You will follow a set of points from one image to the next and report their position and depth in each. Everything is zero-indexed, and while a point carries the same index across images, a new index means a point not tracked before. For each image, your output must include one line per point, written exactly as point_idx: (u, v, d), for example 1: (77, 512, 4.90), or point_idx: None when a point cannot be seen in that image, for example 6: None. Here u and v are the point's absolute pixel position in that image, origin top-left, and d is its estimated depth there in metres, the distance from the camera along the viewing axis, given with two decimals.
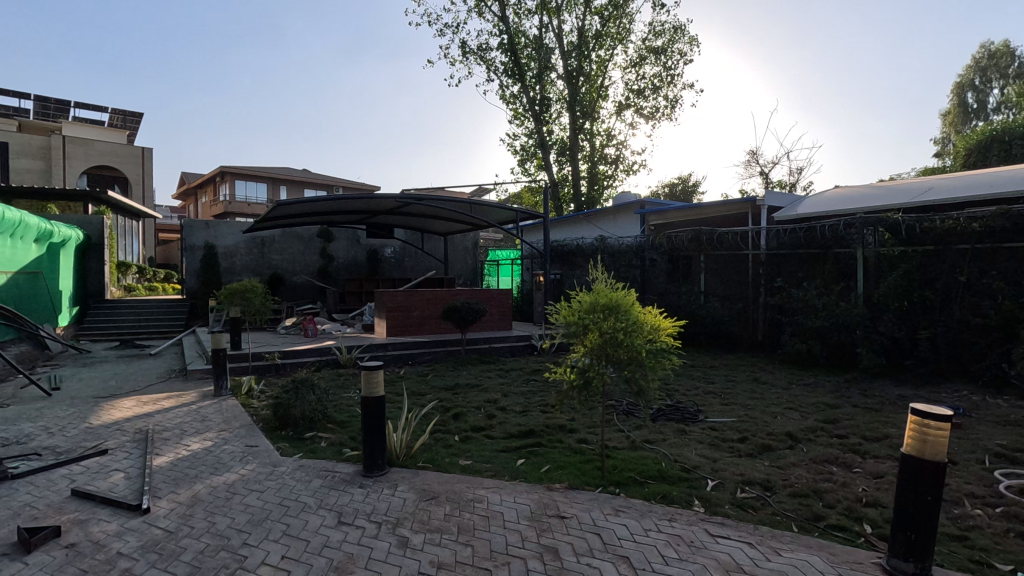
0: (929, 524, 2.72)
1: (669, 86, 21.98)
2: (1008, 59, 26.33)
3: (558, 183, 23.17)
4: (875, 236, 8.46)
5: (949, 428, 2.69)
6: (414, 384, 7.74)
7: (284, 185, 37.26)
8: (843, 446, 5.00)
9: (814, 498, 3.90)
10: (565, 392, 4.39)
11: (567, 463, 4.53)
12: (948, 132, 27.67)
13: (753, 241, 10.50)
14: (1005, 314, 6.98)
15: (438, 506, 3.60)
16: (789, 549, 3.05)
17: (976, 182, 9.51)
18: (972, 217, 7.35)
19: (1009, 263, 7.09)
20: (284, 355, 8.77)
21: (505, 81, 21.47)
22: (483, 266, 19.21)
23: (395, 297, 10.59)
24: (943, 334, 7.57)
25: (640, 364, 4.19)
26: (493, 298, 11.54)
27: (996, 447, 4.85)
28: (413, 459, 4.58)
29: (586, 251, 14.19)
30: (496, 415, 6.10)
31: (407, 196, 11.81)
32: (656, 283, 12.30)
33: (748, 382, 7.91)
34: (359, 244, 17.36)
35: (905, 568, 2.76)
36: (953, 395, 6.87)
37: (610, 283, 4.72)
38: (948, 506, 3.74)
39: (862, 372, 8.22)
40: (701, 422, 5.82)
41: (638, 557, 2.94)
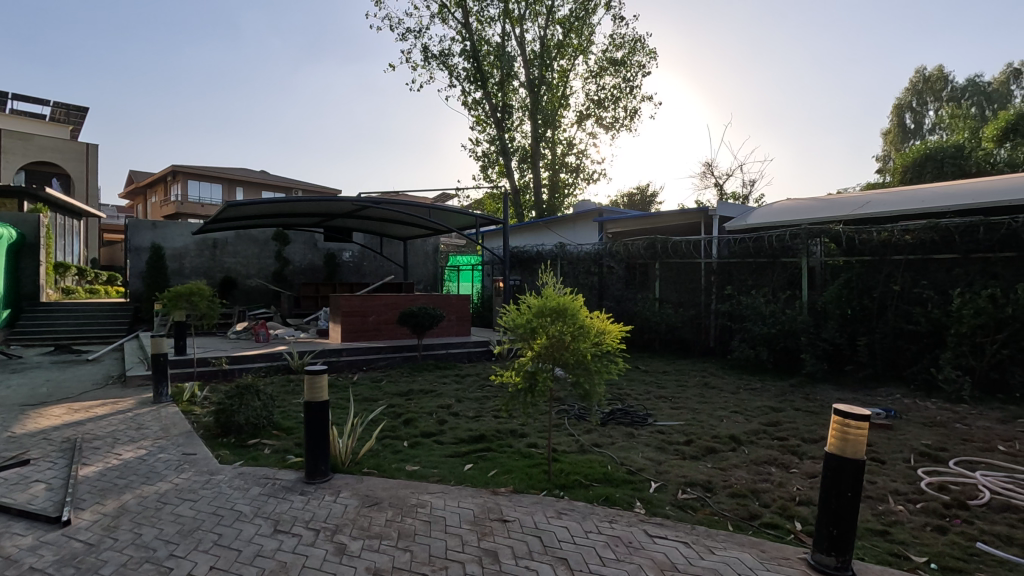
0: (850, 520, 2.85)
1: (628, 97, 22.50)
2: (942, 83, 28.06)
3: (519, 189, 23.33)
4: (821, 246, 8.80)
5: (867, 426, 2.83)
6: (367, 390, 7.60)
7: (241, 186, 36.19)
8: (783, 448, 5.19)
9: (751, 498, 4.02)
10: (512, 395, 4.40)
11: (515, 467, 4.54)
12: (888, 150, 29.21)
13: (706, 250, 10.81)
14: (934, 321, 7.41)
15: (380, 512, 3.55)
16: (722, 547, 3.14)
17: (911, 197, 10.07)
18: (906, 229, 7.78)
19: (939, 274, 7.53)
20: (231, 360, 8.50)
21: (467, 87, 21.53)
22: (444, 271, 19.10)
23: (351, 301, 10.42)
24: (879, 341, 7.95)
25: (586, 368, 4.23)
26: (450, 304, 11.46)
27: (921, 447, 5.13)
28: (358, 465, 4.51)
29: (545, 257, 14.29)
30: (448, 421, 6.06)
31: (366, 200, 11.64)
32: (613, 289, 12.50)
33: (698, 387, 8.12)
34: (316, 247, 17.01)
35: (827, 562, 2.87)
36: (888, 398, 7.23)
37: (559, 287, 4.74)
38: (874, 502, 3.92)
39: (805, 377, 8.54)
40: (649, 425, 5.94)
41: (576, 558, 2.97)
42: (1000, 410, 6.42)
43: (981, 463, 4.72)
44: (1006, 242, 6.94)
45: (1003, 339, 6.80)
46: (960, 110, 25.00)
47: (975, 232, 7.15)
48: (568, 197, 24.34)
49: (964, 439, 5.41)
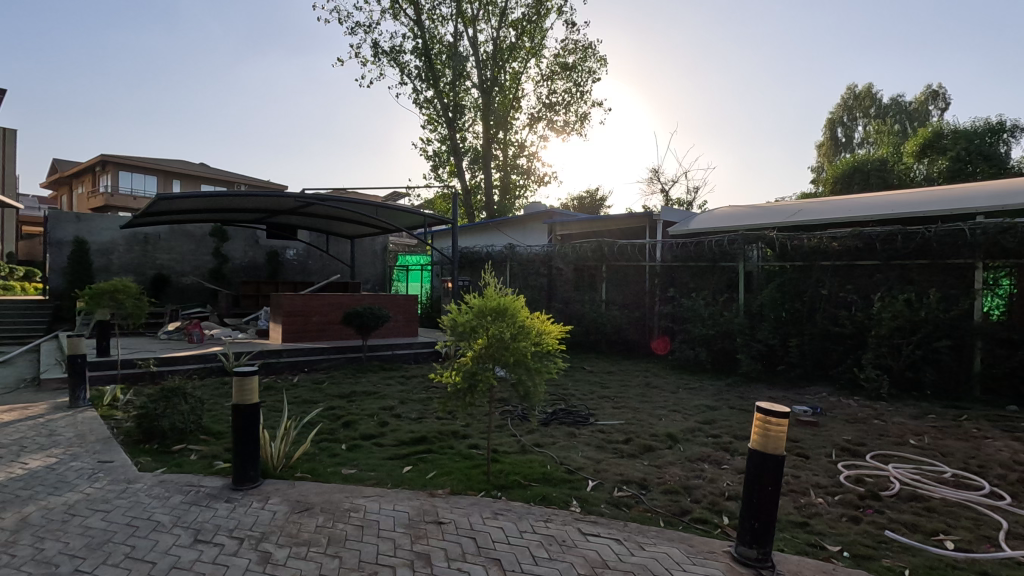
0: (769, 513, 2.97)
1: (579, 102, 22.87)
2: (870, 100, 29.91)
3: (471, 190, 23.29)
4: (757, 252, 9.17)
5: (787, 423, 2.96)
6: (308, 393, 7.36)
7: (178, 179, 34.51)
8: (716, 444, 5.38)
9: (683, 494, 4.14)
10: (451, 395, 4.37)
11: (454, 468, 4.50)
12: (822, 162, 30.87)
13: (651, 254, 11.05)
14: (857, 323, 7.86)
15: (310, 518, 3.43)
16: (652, 543, 3.22)
17: (839, 207, 10.65)
18: (834, 237, 8.22)
19: (862, 279, 8.00)
20: (160, 362, 8.05)
21: (418, 85, 21.31)
22: (392, 271, 18.78)
23: (293, 301, 10.08)
24: (808, 343, 8.36)
25: (526, 368, 4.24)
26: (398, 304, 11.26)
27: (842, 442, 5.44)
28: (291, 470, 4.36)
29: (495, 259, 14.29)
30: (390, 423, 5.95)
31: (309, 196, 11.23)
32: (561, 291, 12.63)
33: (640, 387, 8.32)
34: (258, 244, 16.36)
35: (749, 555, 2.99)
36: (815, 396, 7.63)
37: (499, 287, 4.74)
38: (797, 496, 4.11)
39: (741, 377, 8.90)
40: (591, 425, 6.02)
41: (509, 559, 2.96)
42: (913, 407, 6.89)
43: (893, 457, 5.05)
44: (921, 251, 7.44)
45: (917, 340, 7.31)
46: (886, 127, 26.76)
47: (894, 240, 7.64)
48: (519, 199, 24.49)
49: (880, 434, 5.78)
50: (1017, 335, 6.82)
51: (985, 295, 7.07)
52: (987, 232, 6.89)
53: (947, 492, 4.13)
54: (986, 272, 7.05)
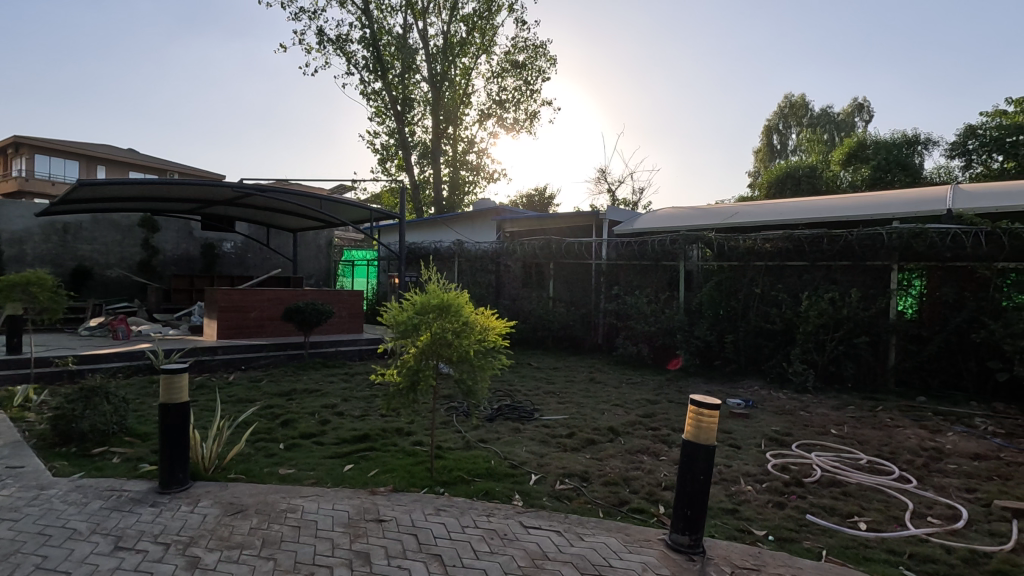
0: (701, 500, 3.10)
1: (529, 100, 23.00)
2: (803, 110, 31.61)
3: (419, 185, 22.99)
4: (697, 252, 9.52)
5: (717, 414, 3.11)
6: (245, 391, 7.08)
7: (103, 165, 32.30)
8: (655, 437, 5.57)
9: (622, 485, 4.26)
10: (393, 393, 4.32)
11: (397, 466, 4.45)
12: (759, 167, 32.39)
13: (597, 252, 11.26)
14: (786, 321, 8.31)
15: (244, 520, 3.30)
16: (591, 534, 3.29)
17: (772, 210, 11.22)
18: (767, 238, 8.65)
19: (792, 278, 8.45)
20: (80, 359, 7.53)
21: (366, 77, 20.84)
22: (337, 266, 18.30)
23: (228, 296, 9.69)
24: (742, 339, 8.77)
25: (470, 364, 4.24)
26: (342, 300, 10.96)
27: (770, 433, 5.75)
28: (224, 471, 4.18)
29: (443, 255, 14.18)
30: (331, 421, 5.81)
31: (248, 187, 10.73)
32: (509, 288, 12.70)
33: (584, 382, 8.48)
34: (192, 236, 15.54)
35: (682, 541, 3.11)
36: (747, 390, 8.03)
37: (443, 283, 4.71)
38: (728, 485, 4.32)
39: (680, 372, 9.23)
40: (535, 420, 6.09)
41: (450, 554, 2.96)
42: (835, 399, 7.36)
43: (816, 446, 5.38)
44: (844, 253, 7.94)
45: (839, 336, 7.81)
46: (817, 136, 28.38)
47: (821, 242, 8.13)
48: (469, 195, 24.39)
49: (805, 425, 6.15)
50: (927, 331, 7.41)
51: (900, 294, 7.63)
52: (902, 236, 7.44)
53: (862, 477, 4.44)
54: (901, 273, 7.62)
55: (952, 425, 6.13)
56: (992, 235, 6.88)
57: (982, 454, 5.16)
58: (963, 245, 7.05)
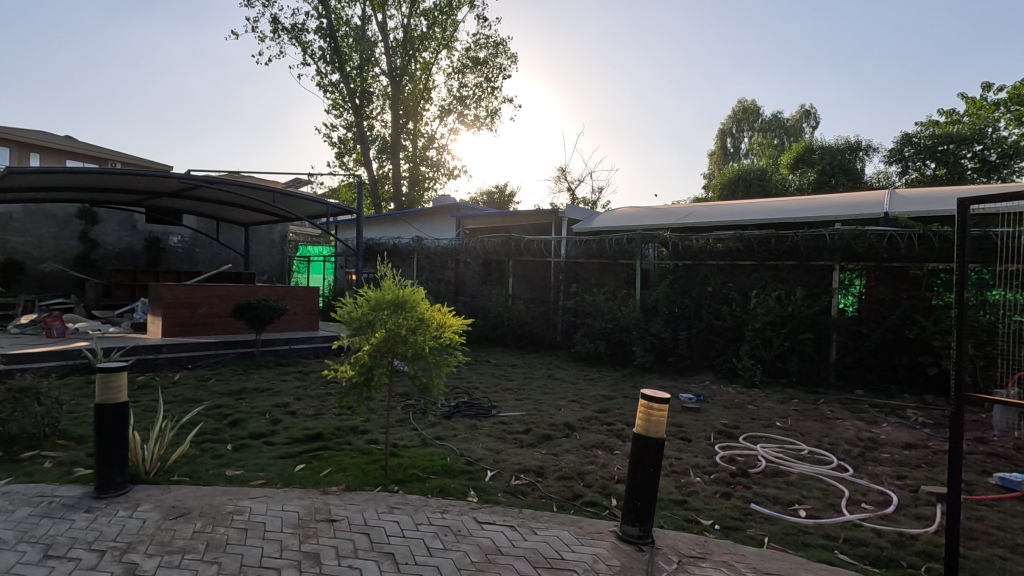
0: (650, 492, 3.18)
1: (490, 97, 22.97)
2: (755, 115, 32.71)
3: (378, 180, 22.63)
4: (653, 251, 9.73)
5: (667, 408, 3.19)
6: (192, 390, 6.81)
7: (37, 152, 30.37)
8: (610, 431, 5.67)
9: (577, 479, 4.33)
10: (346, 390, 4.25)
11: (351, 464, 4.38)
12: (713, 169, 33.32)
13: (556, 250, 11.35)
14: (736, 318, 8.62)
15: (187, 523, 3.18)
16: (544, 528, 3.33)
17: (724, 211, 11.59)
18: (718, 238, 8.94)
19: (742, 277, 8.76)
20: (10, 359, 7.09)
21: (323, 68, 20.36)
22: (292, 262, 17.82)
23: (175, 292, 9.32)
24: (695, 336, 9.03)
25: (425, 361, 4.21)
26: (296, 297, 10.68)
27: (719, 426, 5.95)
28: (167, 474, 4.02)
29: (402, 252, 14.01)
30: (283, 420, 5.67)
31: (196, 179, 10.28)
32: (469, 285, 12.67)
33: (543, 378, 8.55)
34: (135, 229, 14.82)
35: (632, 532, 3.19)
36: (700, 385, 8.28)
37: (399, 279, 4.65)
38: (678, 476, 4.45)
39: (636, 368, 9.44)
40: (493, 417, 6.11)
41: (402, 552, 2.94)
42: (781, 393, 7.68)
43: (761, 438, 5.60)
44: (790, 253, 8.30)
45: (785, 333, 8.16)
46: (767, 141, 29.50)
47: (769, 242, 8.45)
48: (429, 191, 24.15)
49: (752, 418, 6.39)
50: (865, 328, 7.82)
51: (841, 293, 8.01)
52: (843, 238, 7.83)
53: (803, 467, 4.66)
54: (842, 273, 7.99)
55: (886, 416, 6.49)
56: (923, 237, 7.32)
57: (912, 443, 5.50)
58: (898, 246, 7.47)
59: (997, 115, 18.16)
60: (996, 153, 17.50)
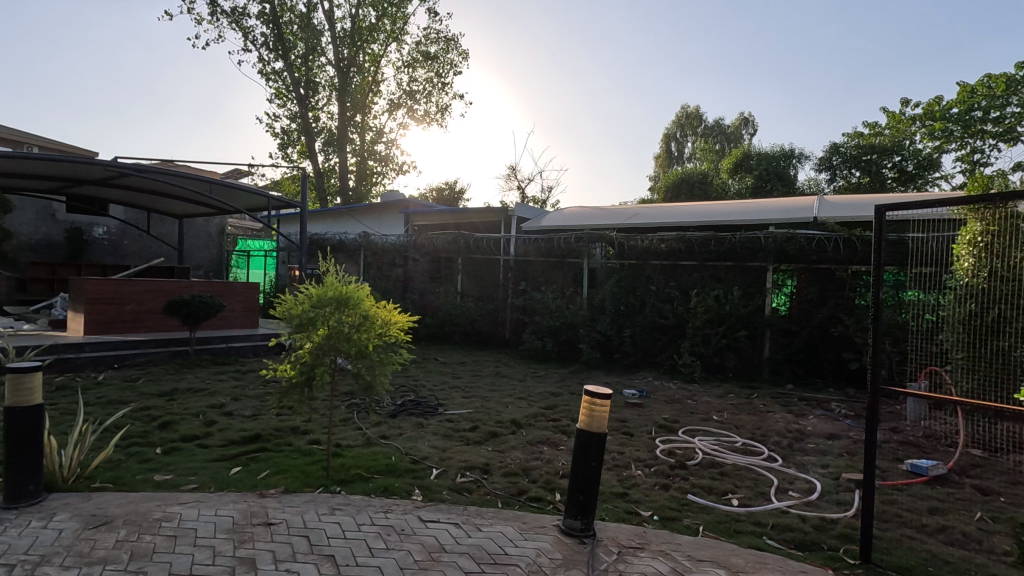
0: (592, 486, 3.25)
1: (441, 92, 22.75)
2: (698, 120, 33.89)
3: (323, 173, 21.99)
4: (601, 250, 9.91)
5: (609, 403, 3.27)
6: (118, 392, 6.41)
7: None
8: (555, 427, 5.76)
9: (522, 475, 4.37)
10: (286, 390, 4.12)
11: (291, 466, 4.25)
12: (659, 172, 34.31)
13: (505, 248, 11.38)
14: (678, 316, 8.93)
15: (109, 533, 3.00)
16: (489, 524, 3.35)
17: (668, 213, 11.97)
18: (662, 238, 9.20)
19: (684, 277, 9.08)
20: None
21: (265, 55, 19.57)
22: (230, 257, 17.06)
23: (100, 287, 8.73)
24: (639, 333, 9.29)
25: (369, 360, 4.13)
26: (235, 293, 10.24)
27: (660, 420, 6.15)
28: (88, 481, 3.77)
29: (348, 247, 13.69)
30: (218, 421, 5.43)
31: (125, 167, 9.66)
32: (417, 282, 12.52)
33: (490, 376, 8.57)
34: (55, 219, 13.77)
35: (575, 526, 3.25)
36: (643, 381, 8.53)
37: (342, 275, 4.55)
38: (620, 470, 4.57)
39: (582, 365, 9.62)
40: (440, 414, 6.08)
41: (344, 554, 2.88)
42: (718, 388, 8.02)
43: (699, 431, 5.84)
44: (728, 254, 8.65)
45: (723, 330, 8.53)
46: (710, 146, 30.66)
47: (708, 244, 8.74)
48: (377, 186, 23.68)
49: (691, 412, 6.65)
50: (795, 326, 8.30)
51: (775, 293, 8.45)
52: (776, 240, 8.20)
53: (736, 458, 4.89)
54: (775, 274, 8.42)
55: (813, 409, 6.90)
56: (848, 241, 7.82)
57: (835, 434, 5.87)
58: (825, 249, 7.93)
59: (913, 129, 19.59)
60: (912, 164, 18.88)
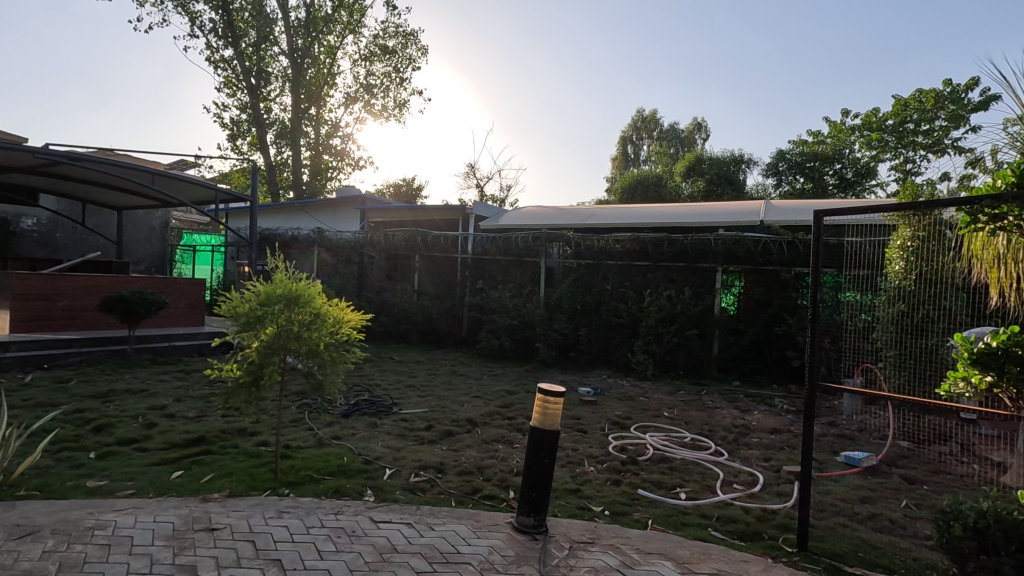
0: (545, 483, 3.28)
1: (399, 88, 22.43)
2: (654, 124, 34.68)
3: (275, 167, 21.31)
4: (558, 250, 10.02)
5: (562, 401, 3.33)
6: (48, 393, 6.03)
7: None
8: (510, 426, 5.79)
9: (476, 474, 4.37)
10: (233, 391, 3.97)
11: (236, 469, 4.11)
12: (615, 173, 34.92)
13: (462, 246, 11.34)
14: (632, 315, 9.12)
15: (34, 544, 2.82)
16: (442, 523, 3.34)
17: (623, 214, 12.20)
18: (617, 239, 9.38)
19: (638, 277, 9.29)
20: None
21: (214, 42, 18.81)
22: (175, 252, 16.31)
23: (28, 282, 8.16)
24: (595, 332, 9.43)
25: (320, 359, 4.04)
26: (179, 290, 9.80)
27: (613, 417, 6.27)
28: (12, 490, 3.53)
29: (301, 243, 13.32)
30: (158, 423, 5.19)
31: (59, 155, 9.08)
32: (373, 280, 12.31)
33: (446, 374, 8.53)
34: None
35: (527, 523, 3.28)
36: (598, 379, 8.67)
37: (293, 272, 4.42)
38: (574, 466, 4.64)
39: (539, 363, 9.69)
40: (394, 414, 6.01)
41: (291, 557, 2.81)
42: (669, 385, 8.25)
43: (650, 427, 5.99)
44: (680, 255, 8.91)
45: (674, 329, 8.77)
46: (664, 150, 31.44)
47: (661, 245, 8.98)
48: (332, 181, 23.13)
49: (643, 409, 6.81)
50: (742, 325, 8.62)
51: (723, 293, 8.76)
52: (725, 243, 8.52)
53: (685, 453, 5.04)
54: (724, 275, 8.73)
55: (758, 405, 7.19)
56: (791, 245, 8.18)
57: (777, 428, 6.14)
58: (771, 252, 8.28)
59: (853, 138, 20.63)
60: (851, 172, 19.90)
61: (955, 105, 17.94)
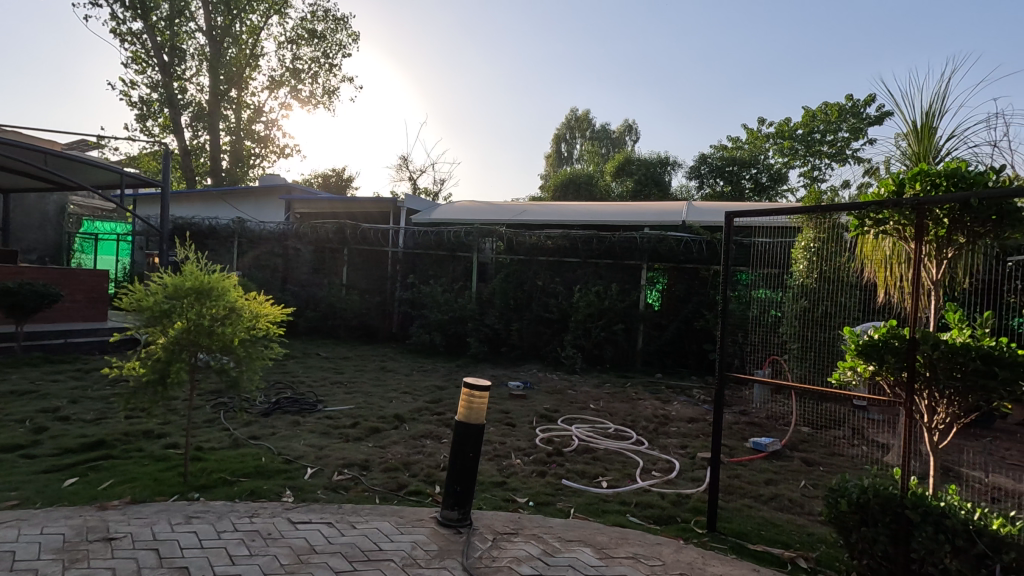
0: (469, 477, 3.30)
1: (328, 74, 21.62)
2: (586, 124, 35.46)
3: (191, 151, 19.95)
4: (490, 246, 10.05)
5: (487, 395, 3.35)
6: None
7: None
8: (439, 421, 5.76)
9: (403, 470, 4.32)
10: (136, 391, 3.70)
11: (141, 474, 3.84)
12: (549, 171, 35.42)
13: (393, 239, 11.13)
14: (562, 310, 9.31)
15: None
16: (364, 521, 3.28)
17: (555, 211, 12.41)
18: (548, 236, 9.54)
19: (569, 273, 9.49)
20: None
21: (120, 14, 17.32)
22: (73, 241, 14.92)
23: None
24: (526, 327, 9.54)
25: (235, 355, 3.83)
26: (78, 283, 8.99)
27: (541, 411, 6.38)
28: None
29: (219, 234, 12.58)
30: (50, 427, 4.74)
31: None
32: (299, 274, 11.82)
33: (375, 371, 8.35)
34: None
35: (451, 517, 3.28)
36: (528, 373, 8.79)
37: (205, 264, 4.17)
38: (501, 459, 4.69)
39: (470, 358, 9.68)
40: (318, 412, 5.82)
41: (199, 564, 2.67)
42: (596, 378, 8.50)
43: (576, 419, 6.15)
44: (608, 252, 9.19)
45: (601, 324, 9.04)
46: (596, 150, 32.26)
47: (591, 242, 9.23)
48: (254, 169, 21.97)
49: (571, 402, 6.97)
50: (665, 320, 9.02)
51: (648, 290, 9.12)
52: (650, 241, 8.87)
53: (608, 443, 5.22)
54: (649, 272, 9.10)
55: (677, 396, 7.56)
56: (710, 244, 8.65)
57: (694, 418, 6.49)
58: (691, 250, 8.71)
59: (767, 145, 22.04)
60: (766, 177, 21.27)
61: (855, 119, 19.62)
